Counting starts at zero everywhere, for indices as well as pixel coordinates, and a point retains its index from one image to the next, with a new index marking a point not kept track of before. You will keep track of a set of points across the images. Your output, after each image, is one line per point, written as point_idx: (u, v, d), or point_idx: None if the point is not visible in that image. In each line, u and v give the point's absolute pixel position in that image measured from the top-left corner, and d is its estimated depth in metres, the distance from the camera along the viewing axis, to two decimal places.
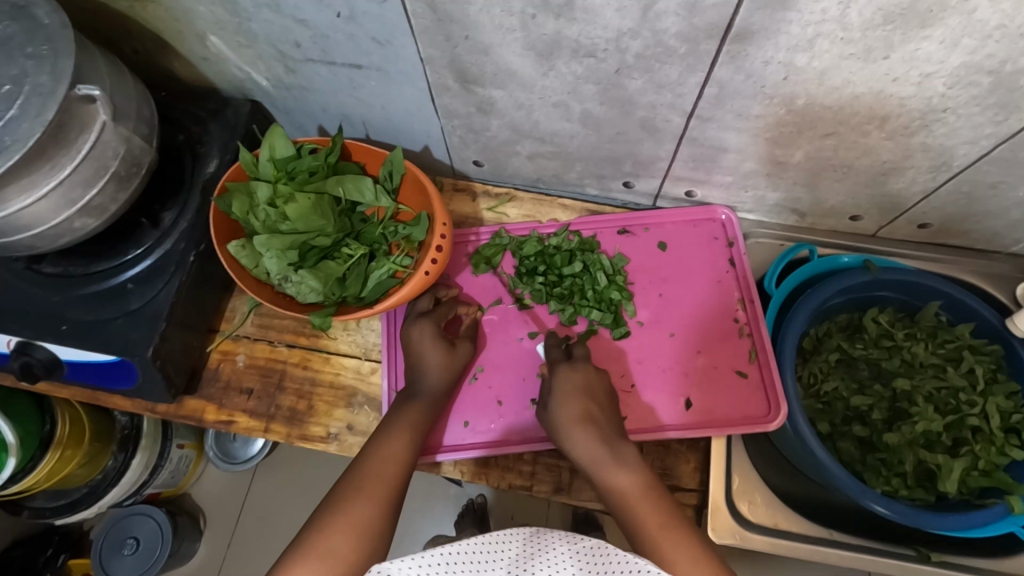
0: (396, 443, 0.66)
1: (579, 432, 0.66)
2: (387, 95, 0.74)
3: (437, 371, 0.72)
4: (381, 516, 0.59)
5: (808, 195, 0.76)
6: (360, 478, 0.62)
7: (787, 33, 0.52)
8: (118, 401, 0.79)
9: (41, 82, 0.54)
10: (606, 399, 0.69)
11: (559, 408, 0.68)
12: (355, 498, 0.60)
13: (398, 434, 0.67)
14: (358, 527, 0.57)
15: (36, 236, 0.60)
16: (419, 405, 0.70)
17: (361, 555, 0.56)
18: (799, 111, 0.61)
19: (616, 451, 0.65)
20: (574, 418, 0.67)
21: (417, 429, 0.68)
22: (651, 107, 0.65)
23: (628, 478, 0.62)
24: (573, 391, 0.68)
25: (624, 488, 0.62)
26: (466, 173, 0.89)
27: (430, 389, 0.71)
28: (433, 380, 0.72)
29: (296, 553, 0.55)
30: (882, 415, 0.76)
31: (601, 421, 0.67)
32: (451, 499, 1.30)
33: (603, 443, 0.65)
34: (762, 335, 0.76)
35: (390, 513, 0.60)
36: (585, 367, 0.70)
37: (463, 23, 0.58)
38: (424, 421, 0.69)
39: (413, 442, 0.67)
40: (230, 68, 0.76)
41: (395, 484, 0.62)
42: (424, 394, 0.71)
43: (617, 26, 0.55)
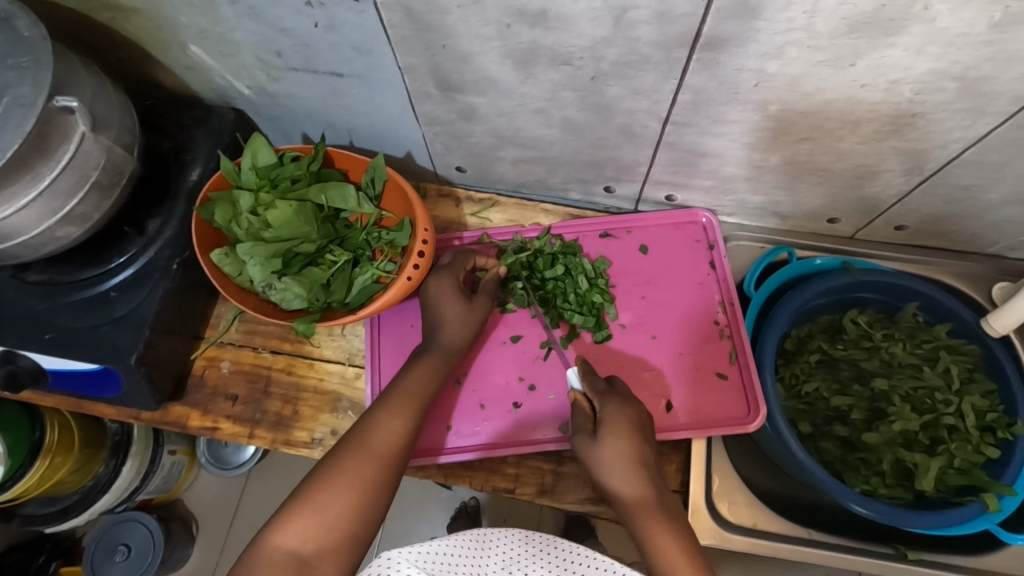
0: (405, 396, 0.67)
1: (623, 470, 0.64)
2: (370, 102, 0.74)
3: (453, 325, 0.73)
4: (383, 473, 0.60)
5: (786, 198, 0.77)
6: (365, 432, 0.62)
7: (757, 41, 0.53)
8: (104, 408, 0.79)
9: (21, 93, 0.54)
10: (649, 436, 0.67)
11: (606, 443, 0.65)
12: (350, 468, 0.59)
13: (406, 391, 0.67)
14: (360, 481, 0.58)
15: (19, 245, 0.61)
16: (423, 371, 0.70)
17: (359, 509, 0.57)
18: (773, 116, 0.62)
19: (657, 499, 0.63)
20: (621, 456, 0.64)
21: (427, 383, 0.69)
22: (629, 113, 0.66)
23: (668, 530, 0.61)
24: (626, 430, 0.65)
25: (664, 543, 0.60)
26: (451, 178, 0.89)
27: (444, 343, 0.72)
28: (447, 335, 0.73)
29: (296, 503, 0.56)
30: (861, 415, 0.77)
31: (645, 462, 0.65)
32: (442, 502, 1.31)
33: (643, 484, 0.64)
34: (743, 337, 0.77)
35: (393, 470, 0.61)
36: (636, 403, 0.67)
37: (441, 32, 0.59)
38: (435, 375, 0.70)
39: (421, 398, 0.67)
40: (214, 76, 0.76)
41: (392, 455, 0.62)
42: (436, 351, 0.72)
43: (591, 35, 0.56)
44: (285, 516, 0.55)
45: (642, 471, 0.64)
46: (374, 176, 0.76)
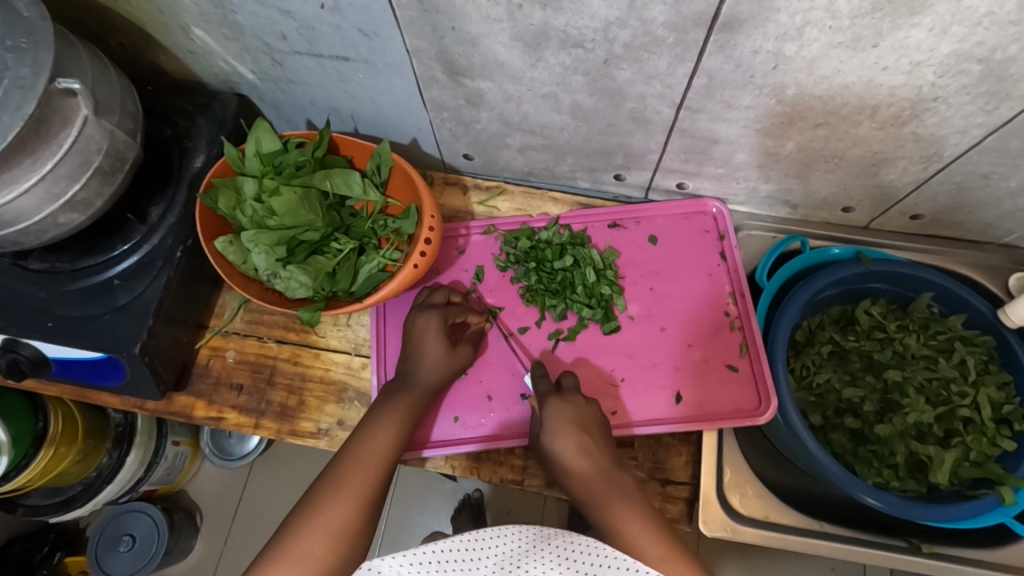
0: (384, 435, 0.65)
1: (576, 466, 0.64)
2: (376, 87, 0.73)
3: (436, 368, 0.71)
4: (361, 522, 0.59)
5: (800, 186, 0.76)
6: (339, 477, 0.61)
7: (775, 21, 0.51)
8: (107, 398, 0.77)
9: (21, 76, 0.53)
10: (598, 429, 0.67)
11: (551, 441, 0.65)
12: (333, 497, 0.59)
13: (382, 431, 0.66)
14: (336, 534, 0.57)
15: (20, 231, 0.60)
16: (411, 396, 0.69)
17: (334, 557, 0.56)
18: (789, 101, 0.61)
19: (613, 484, 0.63)
20: (571, 452, 0.64)
21: (407, 420, 0.68)
22: (642, 98, 0.65)
23: (631, 515, 0.60)
24: (569, 424, 0.65)
25: (625, 524, 0.60)
26: (457, 167, 0.88)
27: (424, 380, 0.71)
28: (431, 369, 0.71)
29: (269, 558, 0.55)
30: (873, 407, 0.76)
31: (598, 450, 0.65)
32: (446, 493, 1.30)
33: (599, 476, 0.63)
34: (753, 328, 0.76)
35: (371, 518, 0.60)
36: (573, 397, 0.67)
37: (448, 13, 0.58)
38: (413, 412, 0.69)
39: (399, 437, 0.66)
40: (217, 61, 0.75)
41: (379, 480, 0.62)
42: (421, 381, 0.71)
43: (605, 16, 0.54)
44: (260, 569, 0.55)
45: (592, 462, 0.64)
46: (378, 163, 0.75)
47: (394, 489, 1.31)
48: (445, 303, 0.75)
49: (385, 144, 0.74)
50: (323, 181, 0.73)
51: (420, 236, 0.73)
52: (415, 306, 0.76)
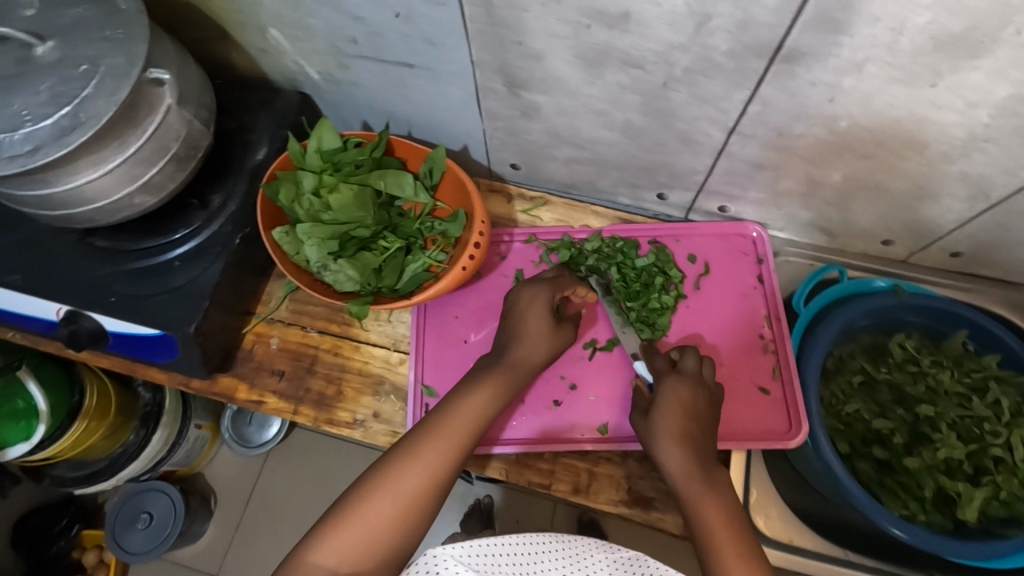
0: (469, 414, 0.64)
1: (672, 444, 0.64)
2: (434, 94, 0.76)
3: (535, 345, 0.71)
4: (426, 498, 0.58)
5: (840, 216, 0.77)
6: (412, 449, 0.60)
7: (837, 56, 0.52)
8: (155, 374, 0.80)
9: (115, 64, 0.57)
10: (706, 419, 0.67)
11: (658, 421, 0.66)
12: (404, 469, 0.58)
13: (470, 408, 0.64)
14: (401, 510, 0.56)
15: (97, 210, 0.63)
16: (500, 373, 0.68)
17: (395, 531, 0.55)
18: (840, 131, 0.62)
19: (706, 473, 0.63)
20: (671, 432, 0.65)
21: (492, 399, 0.66)
22: (693, 120, 0.66)
23: (715, 504, 0.60)
24: (677, 408, 0.66)
25: (708, 514, 0.60)
26: (503, 175, 0.90)
27: (519, 360, 0.70)
28: (524, 358, 0.70)
29: (338, 518, 0.55)
30: (903, 439, 0.76)
31: (698, 441, 0.65)
32: (455, 499, 1.31)
33: (697, 463, 0.63)
34: (788, 352, 0.77)
35: (434, 496, 0.58)
36: (694, 376, 0.69)
37: (516, 29, 0.60)
38: (500, 394, 0.66)
39: (478, 422, 0.64)
40: (285, 60, 0.78)
41: (452, 459, 0.60)
42: (514, 360, 0.69)
43: (668, 40, 0.56)
44: (327, 530, 0.55)
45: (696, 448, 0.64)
46: (432, 168, 0.78)
47: None
48: (557, 280, 0.75)
49: (440, 151, 0.77)
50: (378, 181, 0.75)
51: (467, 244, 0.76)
52: (519, 283, 0.76)
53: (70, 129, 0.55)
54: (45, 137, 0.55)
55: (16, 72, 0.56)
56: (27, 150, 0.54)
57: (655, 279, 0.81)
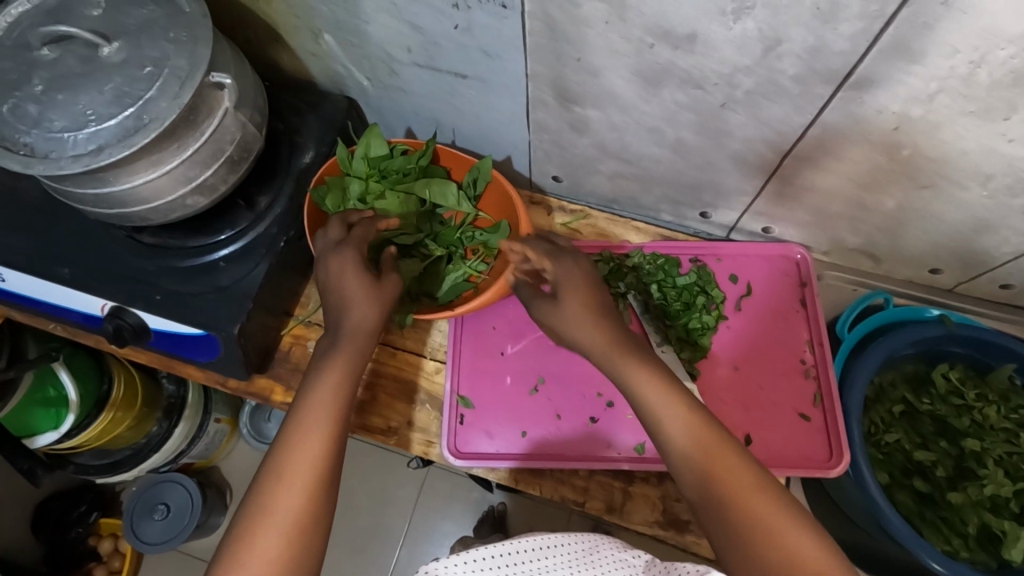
0: (320, 403, 0.58)
1: (652, 395, 0.57)
2: (484, 104, 0.75)
3: (362, 311, 0.64)
4: (320, 497, 0.54)
5: (890, 243, 0.76)
6: (285, 456, 0.54)
7: (908, 85, 0.51)
8: (192, 371, 0.80)
9: (179, 66, 0.57)
10: (603, 292, 0.64)
11: (623, 371, 0.59)
12: (280, 488, 0.53)
13: (324, 399, 0.58)
14: (285, 535, 0.51)
15: (150, 209, 0.63)
16: (340, 347, 0.62)
17: (287, 561, 0.50)
18: (901, 160, 0.61)
19: (640, 356, 0.59)
20: (575, 317, 0.62)
21: (346, 379, 0.60)
22: (748, 141, 0.65)
23: (655, 382, 0.57)
24: (580, 288, 0.63)
25: (663, 413, 0.55)
26: (543, 187, 0.90)
27: (352, 327, 0.63)
28: (354, 326, 0.63)
29: (234, 549, 0.50)
30: (946, 473, 0.75)
31: (605, 312, 0.62)
32: (471, 502, 1.34)
33: (605, 343, 0.60)
34: (830, 379, 0.76)
35: (323, 501, 0.54)
36: (603, 293, 0.64)
37: (577, 44, 0.60)
38: (347, 369, 0.61)
39: (337, 407, 0.58)
40: (336, 65, 0.78)
41: (330, 458, 0.56)
42: (346, 330, 0.63)
43: (734, 62, 0.55)
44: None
45: (671, 395, 0.56)
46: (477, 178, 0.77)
47: (421, 491, 1.35)
48: (362, 226, 0.68)
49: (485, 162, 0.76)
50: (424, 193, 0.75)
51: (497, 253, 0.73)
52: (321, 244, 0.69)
53: (132, 130, 0.55)
54: (108, 137, 0.55)
55: (82, 71, 0.57)
56: (91, 149, 0.55)
57: (696, 298, 0.80)
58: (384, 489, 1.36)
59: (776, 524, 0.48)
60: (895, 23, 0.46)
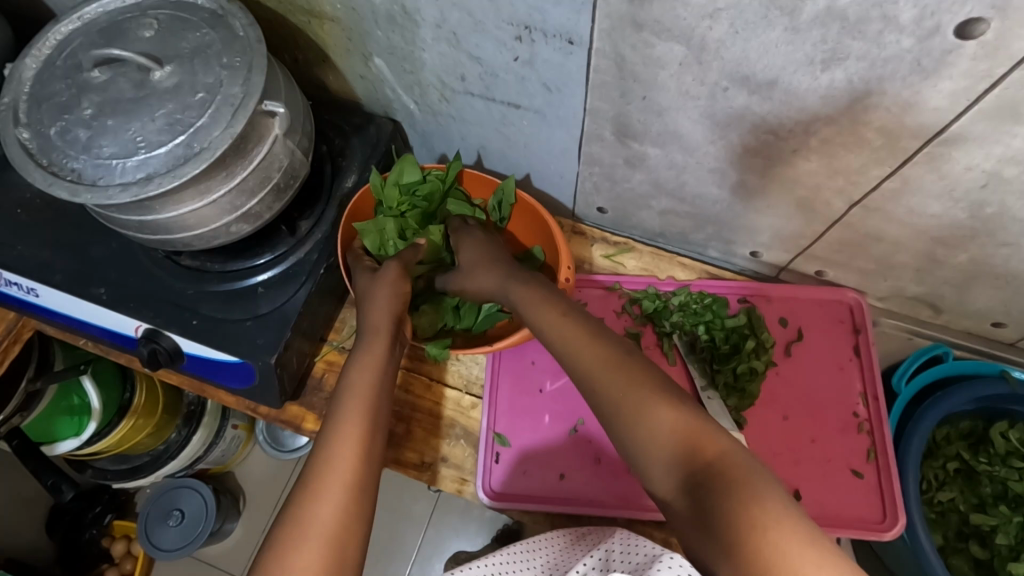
0: (353, 401, 0.56)
1: (607, 376, 0.53)
2: (535, 135, 0.73)
3: (384, 311, 0.63)
4: (359, 501, 0.51)
5: (955, 295, 0.72)
6: (319, 459, 0.53)
7: (1006, 145, 0.48)
8: (223, 396, 0.78)
9: (232, 94, 0.55)
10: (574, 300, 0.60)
11: (569, 348, 0.56)
12: (315, 491, 0.50)
13: (355, 398, 0.56)
14: (322, 543, 0.48)
15: (194, 236, 0.61)
16: (369, 345, 0.61)
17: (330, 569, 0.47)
18: (983, 217, 0.58)
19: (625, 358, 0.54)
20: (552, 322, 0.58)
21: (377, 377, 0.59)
22: (816, 188, 0.62)
23: (651, 391, 0.51)
24: (540, 299, 0.60)
25: (656, 419, 0.50)
26: (587, 217, 0.87)
27: (376, 327, 0.62)
28: (380, 325, 0.62)
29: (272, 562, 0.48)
30: (1007, 541, 0.72)
31: (582, 317, 0.58)
32: (485, 521, 1.30)
33: (589, 347, 0.55)
34: (885, 434, 0.73)
35: (363, 504, 0.51)
36: (545, 287, 0.62)
37: (646, 83, 0.57)
38: (379, 367, 0.59)
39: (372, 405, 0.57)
40: (384, 88, 0.76)
41: (363, 458, 0.53)
42: (372, 329, 0.62)
43: (815, 111, 0.52)
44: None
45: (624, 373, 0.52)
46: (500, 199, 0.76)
47: (436, 506, 1.33)
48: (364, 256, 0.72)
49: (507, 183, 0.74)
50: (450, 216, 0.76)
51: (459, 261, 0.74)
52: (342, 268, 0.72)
53: (182, 159, 0.53)
54: (157, 166, 0.53)
55: (135, 96, 0.55)
56: (140, 178, 0.53)
57: (745, 342, 0.77)
58: (399, 504, 1.33)
59: (768, 509, 0.43)
60: (1002, 84, 0.43)
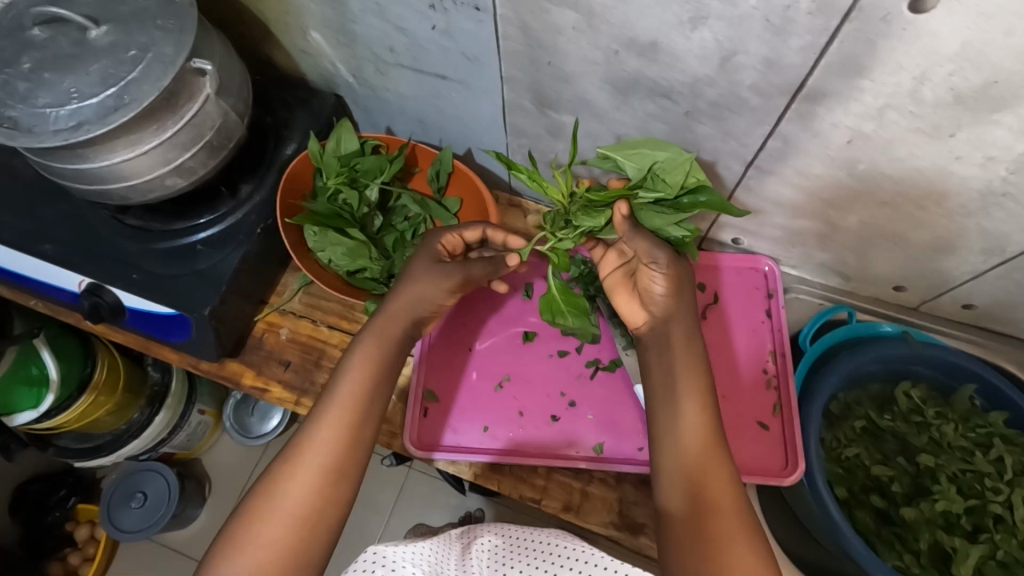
0: (351, 390, 0.60)
1: (688, 404, 0.58)
2: (464, 106, 0.78)
3: (408, 294, 0.66)
4: (333, 491, 0.56)
5: (856, 261, 0.77)
6: (306, 441, 0.57)
7: (859, 100, 0.53)
8: (167, 352, 0.81)
9: (164, 52, 0.59)
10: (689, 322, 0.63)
11: (673, 359, 0.60)
12: (295, 470, 0.56)
13: (352, 384, 0.61)
14: (291, 520, 0.54)
15: (130, 188, 0.65)
16: (385, 332, 0.64)
17: (293, 548, 0.53)
18: (859, 175, 0.62)
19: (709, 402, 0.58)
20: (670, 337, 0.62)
21: (377, 368, 0.62)
22: (715, 153, 0.67)
23: (696, 418, 0.57)
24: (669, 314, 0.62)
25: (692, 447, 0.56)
26: (523, 191, 0.91)
27: (394, 312, 0.65)
28: (395, 310, 0.65)
29: (242, 518, 0.54)
30: (901, 489, 0.76)
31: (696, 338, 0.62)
32: (448, 509, 1.33)
33: (687, 369, 0.59)
34: (789, 389, 0.77)
35: (334, 494, 0.56)
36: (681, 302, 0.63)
37: (550, 50, 0.62)
38: (386, 360, 0.63)
39: (367, 394, 0.61)
40: (325, 62, 0.81)
41: (347, 453, 0.58)
42: (391, 312, 0.65)
43: (695, 73, 0.57)
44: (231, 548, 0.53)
45: (698, 396, 0.58)
46: (697, 199, 0.60)
47: (400, 493, 1.35)
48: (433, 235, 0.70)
49: (717, 200, 0.59)
50: (643, 162, 0.62)
51: (621, 227, 0.61)
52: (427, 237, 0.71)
53: (112, 109, 0.57)
54: (89, 115, 0.57)
55: (73, 52, 0.60)
56: (72, 125, 0.57)
57: None
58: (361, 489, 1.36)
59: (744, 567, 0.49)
60: (838, 38, 0.48)
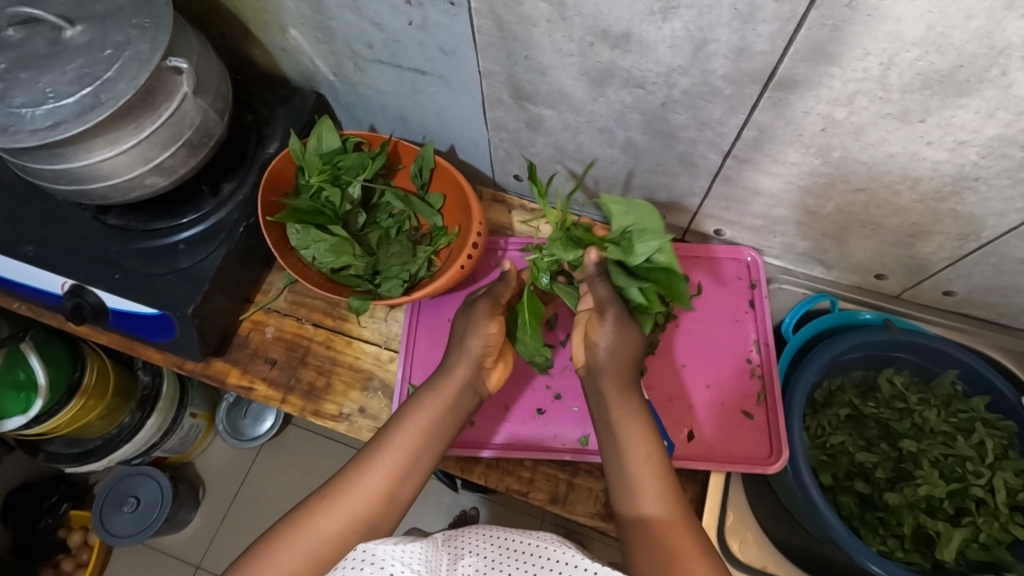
0: (401, 443, 0.62)
1: (631, 421, 0.62)
2: (444, 102, 0.78)
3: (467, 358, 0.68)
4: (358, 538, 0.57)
5: (836, 249, 0.77)
6: (344, 483, 0.59)
7: (829, 86, 0.54)
8: (151, 353, 0.81)
9: (140, 50, 0.60)
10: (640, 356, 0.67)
11: (604, 382, 0.66)
12: (327, 509, 0.57)
13: (404, 438, 0.63)
14: (308, 554, 0.54)
15: (110, 187, 0.65)
16: (445, 392, 0.67)
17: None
18: (834, 162, 0.63)
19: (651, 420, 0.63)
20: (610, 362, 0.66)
21: (433, 428, 0.64)
22: (692, 143, 0.68)
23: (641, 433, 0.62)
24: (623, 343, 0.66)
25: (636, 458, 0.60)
26: (506, 186, 0.92)
27: (454, 374, 0.68)
28: (458, 374, 0.68)
29: (261, 545, 0.55)
30: (885, 474, 0.77)
31: None
32: (442, 508, 1.33)
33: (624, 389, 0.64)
34: (772, 378, 0.77)
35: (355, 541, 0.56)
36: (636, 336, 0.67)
37: (525, 42, 0.63)
38: (439, 421, 0.65)
39: (417, 450, 0.62)
40: (305, 60, 0.81)
41: (380, 502, 0.59)
42: (456, 373, 0.68)
43: (668, 62, 0.58)
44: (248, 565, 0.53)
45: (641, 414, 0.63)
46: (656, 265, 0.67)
47: None
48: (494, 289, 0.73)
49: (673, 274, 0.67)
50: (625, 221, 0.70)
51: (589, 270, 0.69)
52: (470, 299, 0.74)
53: (89, 108, 0.58)
54: (66, 114, 0.57)
55: (47, 51, 0.60)
56: (49, 125, 0.57)
57: None
58: None
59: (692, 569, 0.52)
60: (805, 25, 0.49)
